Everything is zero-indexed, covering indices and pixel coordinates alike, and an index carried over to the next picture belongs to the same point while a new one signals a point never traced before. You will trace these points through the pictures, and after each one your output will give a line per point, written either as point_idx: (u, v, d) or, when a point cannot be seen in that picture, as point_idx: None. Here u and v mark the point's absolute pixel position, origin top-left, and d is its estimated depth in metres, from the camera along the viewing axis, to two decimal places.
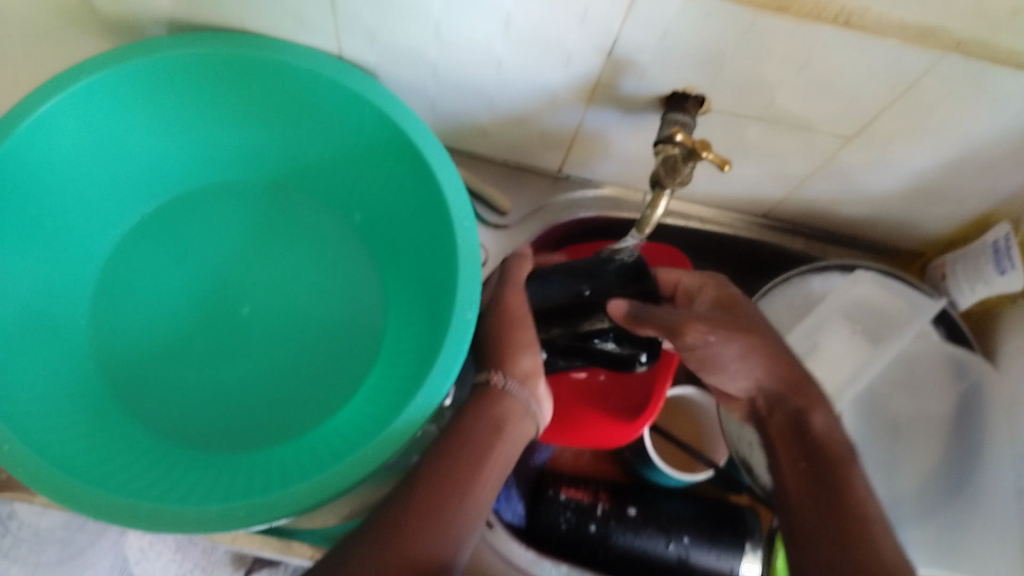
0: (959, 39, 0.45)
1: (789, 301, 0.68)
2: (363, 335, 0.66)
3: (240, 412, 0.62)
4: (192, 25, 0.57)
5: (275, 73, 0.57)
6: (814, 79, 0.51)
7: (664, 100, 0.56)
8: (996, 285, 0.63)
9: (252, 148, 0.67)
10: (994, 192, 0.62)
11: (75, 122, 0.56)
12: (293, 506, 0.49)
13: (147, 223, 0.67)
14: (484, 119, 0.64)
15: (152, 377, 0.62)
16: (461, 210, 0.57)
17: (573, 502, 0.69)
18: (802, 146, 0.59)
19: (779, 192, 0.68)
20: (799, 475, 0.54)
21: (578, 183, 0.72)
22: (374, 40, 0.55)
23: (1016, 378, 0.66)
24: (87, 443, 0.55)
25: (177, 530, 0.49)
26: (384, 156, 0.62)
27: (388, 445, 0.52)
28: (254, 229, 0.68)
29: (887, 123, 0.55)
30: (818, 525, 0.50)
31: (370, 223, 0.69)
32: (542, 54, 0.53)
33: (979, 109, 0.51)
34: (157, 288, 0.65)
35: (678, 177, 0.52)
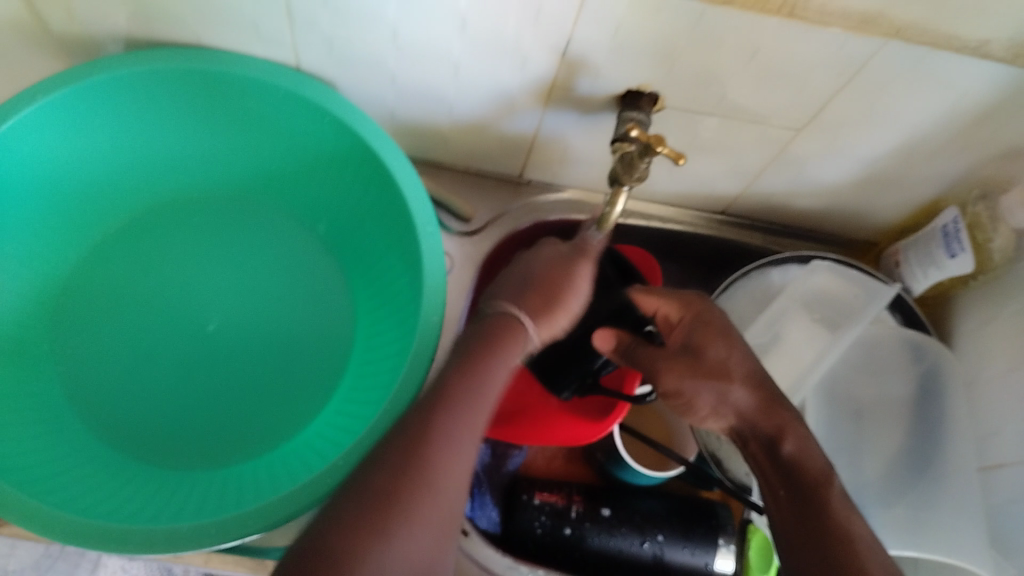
0: (898, 25, 0.47)
1: (749, 294, 0.70)
2: (332, 346, 0.66)
3: (209, 430, 0.62)
4: (148, 43, 0.57)
5: (232, 87, 0.58)
6: (763, 72, 0.52)
7: (618, 99, 0.57)
8: (947, 267, 0.65)
9: (213, 163, 0.67)
10: (941, 177, 0.64)
11: (32, 143, 0.56)
12: (264, 521, 0.49)
13: (106, 244, 0.66)
14: (443, 126, 0.65)
15: (119, 398, 0.62)
16: (424, 215, 0.58)
17: (547, 505, 0.69)
18: (754, 139, 0.61)
19: (734, 187, 0.69)
20: (784, 494, 0.52)
21: (539, 187, 0.73)
22: (332, 50, 0.56)
23: (972, 357, 0.68)
24: (55, 469, 0.55)
25: (147, 551, 0.48)
26: (345, 165, 0.63)
27: (359, 457, 0.52)
28: (218, 244, 0.68)
29: (834, 113, 0.56)
30: (815, 543, 0.48)
31: (333, 235, 0.69)
32: (498, 57, 0.54)
33: (921, 94, 0.53)
34: (121, 307, 0.65)
35: (636, 172, 0.53)
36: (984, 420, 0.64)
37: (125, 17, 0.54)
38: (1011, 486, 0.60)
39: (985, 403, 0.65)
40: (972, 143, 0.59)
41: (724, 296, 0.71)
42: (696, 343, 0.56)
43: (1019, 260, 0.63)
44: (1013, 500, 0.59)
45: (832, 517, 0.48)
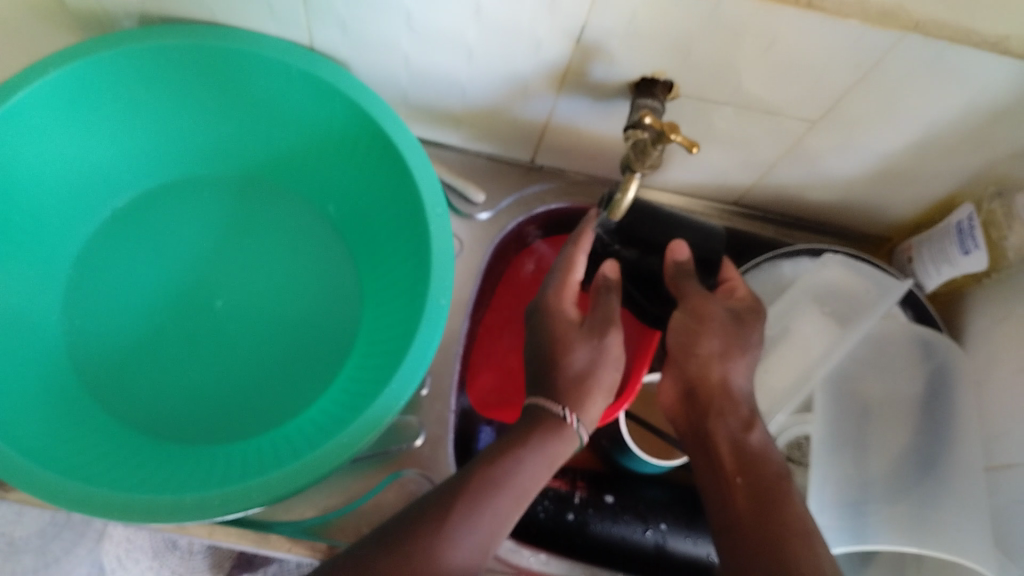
0: (917, 19, 0.46)
1: (761, 285, 0.70)
2: (340, 325, 0.66)
3: (213, 405, 0.62)
4: (163, 18, 0.57)
5: (245, 65, 0.58)
6: (777, 63, 0.52)
7: (633, 86, 0.56)
8: (961, 265, 0.64)
9: (226, 142, 0.67)
10: (957, 173, 0.63)
11: (46, 115, 0.56)
12: (267, 494, 0.49)
13: (117, 220, 0.67)
14: (456, 109, 0.64)
15: (126, 371, 0.62)
16: (434, 197, 0.58)
17: (552, 490, 0.70)
18: (768, 130, 0.60)
19: (747, 178, 0.69)
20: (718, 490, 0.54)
21: (550, 172, 0.73)
22: (345, 30, 0.55)
23: (983, 356, 0.67)
24: (61, 437, 0.55)
25: (148, 520, 0.49)
26: (356, 146, 0.63)
27: (362, 434, 0.52)
28: (229, 221, 0.68)
29: (849, 106, 0.56)
30: (748, 536, 0.51)
31: (344, 216, 0.69)
32: (511, 41, 0.54)
33: (938, 89, 0.52)
34: (131, 282, 0.65)
35: (647, 160, 0.53)
36: (992, 419, 0.64)
37: None
38: (1017, 486, 0.59)
39: (994, 401, 0.64)
40: (988, 140, 0.58)
41: None
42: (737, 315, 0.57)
43: None
44: (1018, 500, 0.59)
45: (776, 510, 0.51)
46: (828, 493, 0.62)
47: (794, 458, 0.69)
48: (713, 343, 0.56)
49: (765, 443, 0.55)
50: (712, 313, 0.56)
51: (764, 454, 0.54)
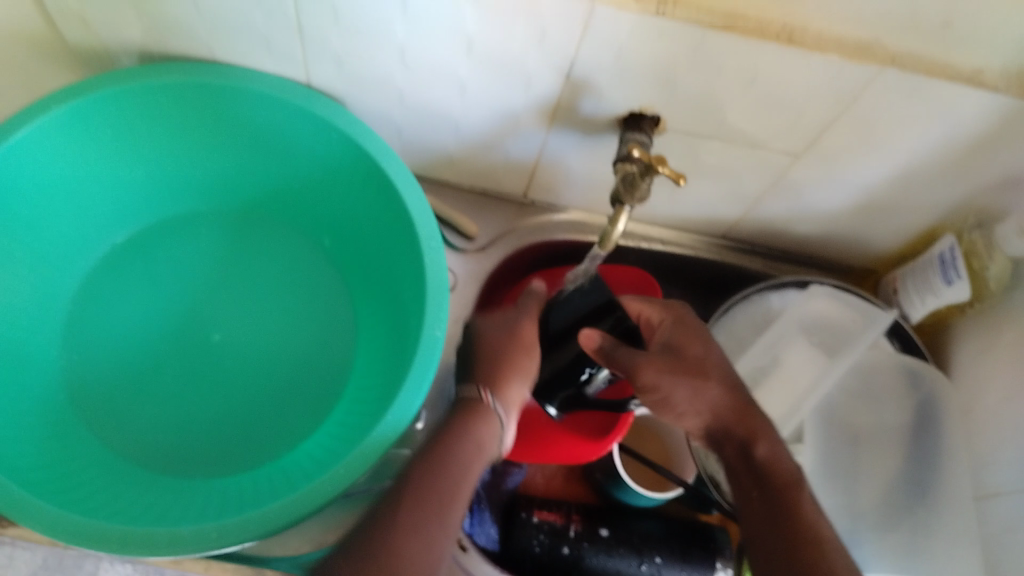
0: (894, 52, 0.49)
1: (749, 317, 0.71)
2: (334, 358, 0.67)
3: (208, 438, 0.62)
4: (164, 57, 0.59)
5: (244, 102, 0.59)
6: (761, 97, 0.53)
7: (621, 121, 0.58)
8: (946, 295, 0.65)
9: (223, 178, 0.68)
10: (938, 205, 0.65)
11: (48, 152, 0.58)
12: (261, 528, 0.50)
13: (116, 258, 0.68)
14: (449, 145, 0.66)
15: (123, 405, 0.63)
16: (428, 229, 0.59)
17: (546, 524, 0.70)
18: (753, 164, 0.62)
19: (735, 212, 0.70)
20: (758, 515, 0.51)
21: (541, 208, 0.74)
22: (342, 67, 0.57)
23: (969, 386, 0.68)
24: (58, 471, 0.56)
25: (144, 553, 0.49)
26: (351, 180, 0.64)
27: (359, 463, 0.52)
28: (225, 256, 0.69)
29: (832, 140, 0.57)
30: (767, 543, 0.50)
31: (339, 251, 0.70)
32: (503, 77, 0.55)
33: (917, 122, 0.54)
34: (129, 316, 0.66)
35: (636, 194, 0.54)
36: (980, 448, 0.64)
37: (141, 30, 0.55)
38: (1007, 513, 0.60)
39: (981, 430, 0.65)
40: (966, 173, 0.60)
41: (724, 319, 0.71)
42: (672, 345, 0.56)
43: (1015, 288, 0.64)
44: (1007, 529, 0.60)
45: (799, 520, 0.50)
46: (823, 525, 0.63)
47: None
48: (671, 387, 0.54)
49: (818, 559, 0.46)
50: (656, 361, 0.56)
51: (771, 468, 0.52)
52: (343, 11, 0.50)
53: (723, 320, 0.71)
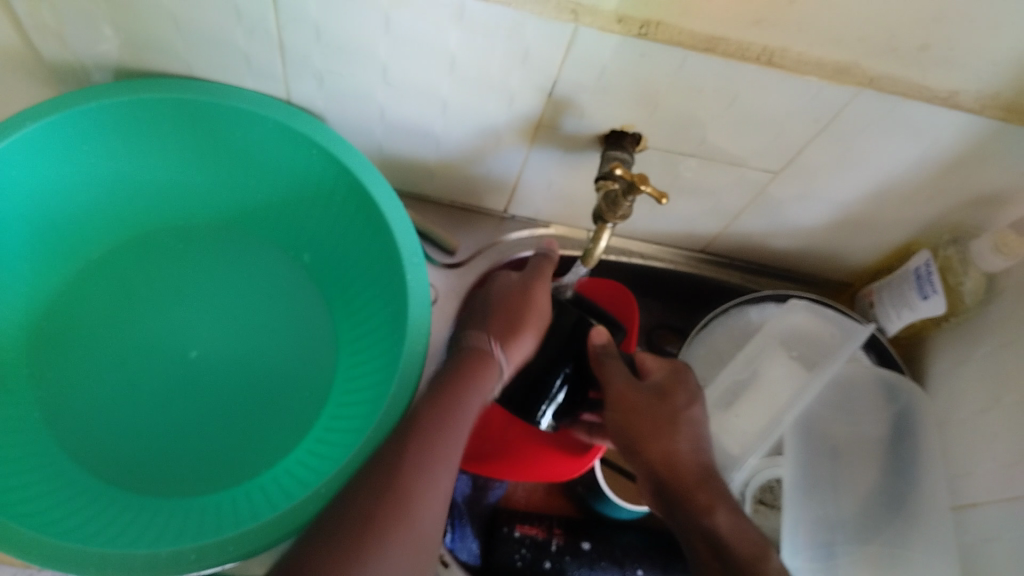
0: (872, 75, 0.49)
1: (728, 330, 0.72)
2: (314, 377, 0.67)
3: (187, 456, 0.62)
4: (140, 72, 0.58)
5: (223, 117, 0.59)
6: (740, 117, 0.54)
7: (602, 138, 0.58)
8: (920, 309, 0.66)
9: (199, 193, 0.68)
10: (914, 221, 0.66)
11: (23, 168, 0.57)
12: (241, 548, 0.49)
13: (90, 271, 0.67)
14: (430, 160, 0.66)
15: (98, 424, 0.62)
16: (410, 247, 0.59)
17: (528, 538, 0.70)
18: (732, 181, 0.63)
19: (713, 227, 0.71)
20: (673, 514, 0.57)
21: (521, 223, 0.74)
22: (323, 84, 0.57)
23: (946, 399, 0.69)
24: (35, 491, 0.55)
25: (123, 574, 0.48)
26: (333, 197, 0.64)
27: (341, 481, 0.52)
28: (202, 271, 0.69)
29: (809, 158, 0.58)
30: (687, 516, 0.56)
31: (319, 265, 0.70)
32: (486, 96, 0.55)
33: (894, 143, 0.55)
34: (105, 332, 0.65)
35: (619, 210, 0.55)
36: (956, 460, 0.65)
37: (118, 45, 0.55)
38: (983, 525, 0.61)
39: (957, 443, 0.66)
40: (940, 192, 0.61)
41: (703, 333, 0.73)
42: (662, 390, 0.61)
43: (989, 304, 0.65)
44: (984, 539, 0.60)
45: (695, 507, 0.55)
46: (802, 536, 0.63)
47: (765, 501, 0.70)
48: (649, 435, 0.59)
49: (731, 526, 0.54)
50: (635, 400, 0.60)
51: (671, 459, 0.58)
52: (326, 29, 0.50)
53: (704, 333, 0.73)
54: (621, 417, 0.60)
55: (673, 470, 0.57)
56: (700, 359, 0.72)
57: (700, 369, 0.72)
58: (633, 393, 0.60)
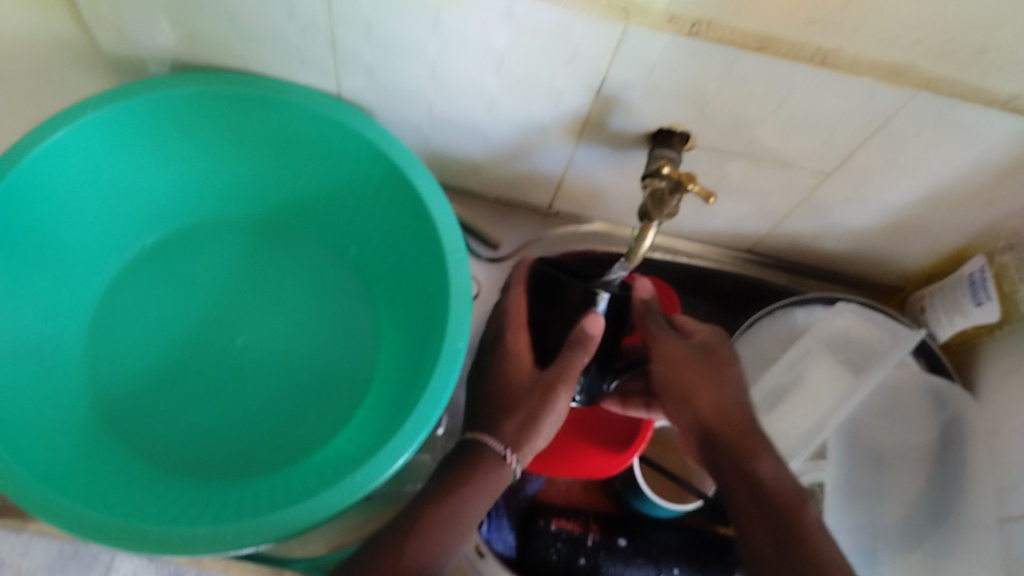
0: (930, 77, 0.48)
1: (774, 333, 0.71)
2: (356, 368, 0.67)
3: (230, 441, 0.63)
4: (196, 65, 0.59)
5: (272, 110, 0.59)
6: (792, 117, 0.53)
7: (650, 136, 0.58)
8: (973, 315, 0.65)
9: (250, 184, 0.69)
10: (970, 226, 0.64)
11: (79, 153, 0.58)
12: (276, 531, 0.50)
13: (143, 260, 0.68)
14: (476, 156, 0.66)
15: (143, 405, 0.63)
16: (453, 243, 0.59)
17: (564, 532, 0.70)
18: (782, 181, 0.62)
19: (761, 227, 0.70)
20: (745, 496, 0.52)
21: (568, 218, 0.73)
22: (372, 79, 0.57)
23: (995, 408, 0.68)
24: (80, 468, 0.56)
25: (163, 552, 0.49)
26: (380, 191, 0.64)
27: (376, 473, 0.52)
28: (247, 261, 0.70)
29: (862, 160, 0.57)
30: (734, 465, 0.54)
31: (363, 259, 0.71)
32: (534, 92, 0.55)
33: (951, 145, 0.54)
34: (153, 319, 0.66)
35: (666, 209, 0.53)
36: (1004, 471, 0.64)
37: (174, 39, 0.55)
38: None
39: (1006, 453, 0.64)
40: (997, 198, 0.59)
41: (748, 333, 0.72)
42: (705, 346, 0.59)
43: None
44: None
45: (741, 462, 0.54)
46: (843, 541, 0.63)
47: (806, 504, 0.69)
48: (693, 372, 0.57)
49: (777, 469, 0.53)
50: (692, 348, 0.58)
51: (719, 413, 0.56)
52: (377, 26, 0.50)
53: (748, 335, 0.71)
54: (668, 368, 0.58)
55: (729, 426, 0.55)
56: (744, 359, 0.71)
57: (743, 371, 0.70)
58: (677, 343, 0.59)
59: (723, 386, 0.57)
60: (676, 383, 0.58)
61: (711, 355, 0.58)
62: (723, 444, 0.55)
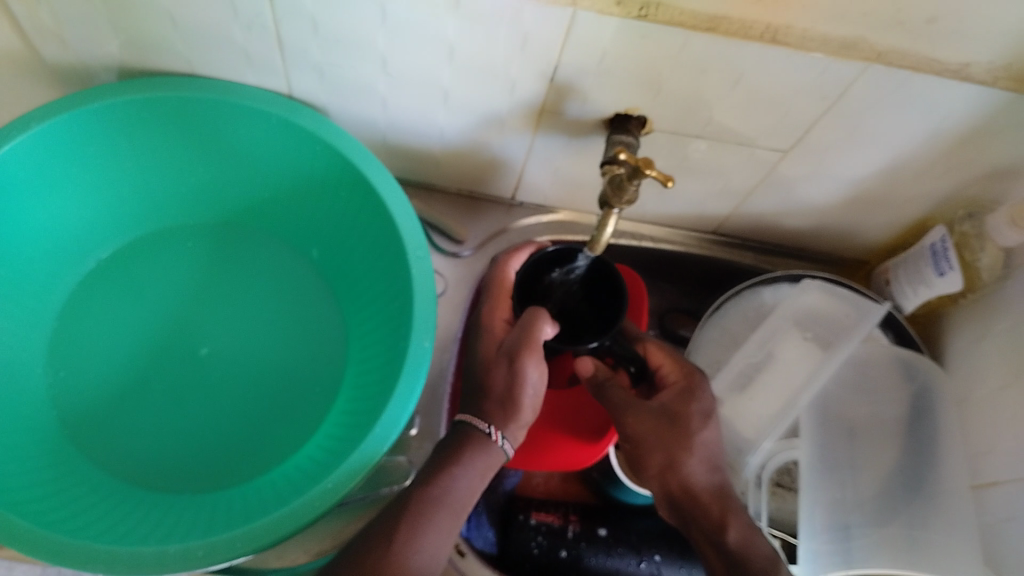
0: (880, 49, 0.48)
1: (741, 313, 0.71)
2: (324, 370, 0.66)
3: (199, 451, 0.62)
4: (142, 72, 0.58)
5: (223, 114, 0.58)
6: (746, 96, 0.53)
7: (607, 122, 0.57)
8: (937, 286, 0.65)
9: (207, 190, 0.68)
10: (929, 197, 0.64)
11: (26, 170, 0.57)
12: (249, 543, 0.49)
13: (100, 274, 0.67)
14: (435, 150, 0.65)
15: (109, 422, 0.62)
16: (415, 240, 0.59)
17: (544, 526, 0.70)
18: (742, 161, 0.61)
19: (724, 208, 0.70)
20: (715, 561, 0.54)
21: (531, 209, 0.73)
22: (323, 77, 0.56)
23: (963, 376, 0.68)
24: (45, 489, 0.55)
25: (133, 573, 0.48)
26: (339, 191, 0.63)
27: (348, 478, 0.52)
28: (208, 268, 0.69)
29: (820, 135, 0.57)
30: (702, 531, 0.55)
31: (326, 260, 0.70)
32: (488, 83, 0.55)
33: (906, 116, 0.54)
34: (115, 333, 0.65)
35: (625, 196, 0.53)
36: (975, 438, 0.64)
37: (118, 46, 0.54)
38: (1003, 504, 0.60)
39: (976, 420, 0.65)
40: (954, 168, 0.60)
41: (717, 316, 0.72)
42: (668, 410, 0.57)
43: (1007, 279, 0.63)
44: (1005, 519, 0.59)
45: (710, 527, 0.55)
46: (818, 519, 0.61)
47: (784, 484, 0.69)
48: (659, 456, 0.56)
49: (744, 540, 0.53)
50: (654, 418, 0.57)
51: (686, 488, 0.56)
52: (323, 22, 0.50)
53: (717, 315, 0.72)
54: (635, 446, 0.58)
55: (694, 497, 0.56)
56: (714, 342, 0.71)
57: (714, 353, 0.70)
58: (639, 417, 0.57)
59: (690, 474, 0.56)
60: (647, 454, 0.57)
61: (676, 422, 0.57)
62: (692, 513, 0.56)
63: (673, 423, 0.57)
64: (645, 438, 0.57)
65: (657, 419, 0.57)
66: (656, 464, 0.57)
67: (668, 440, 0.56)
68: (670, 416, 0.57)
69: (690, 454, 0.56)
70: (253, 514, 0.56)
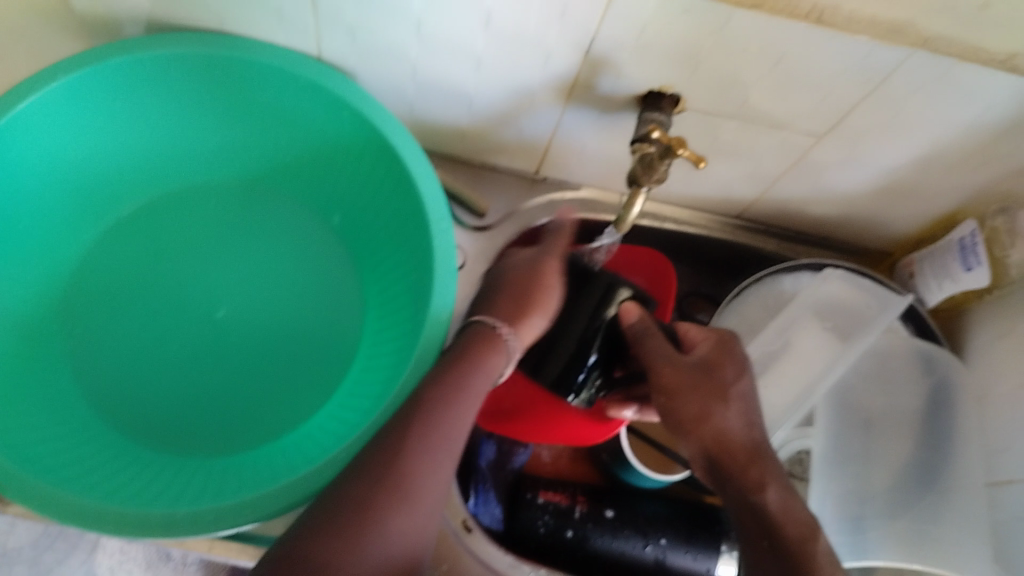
0: (926, 35, 0.47)
1: (761, 300, 0.70)
2: (340, 338, 0.66)
3: (211, 414, 0.62)
4: (168, 26, 0.57)
5: (248, 73, 0.57)
6: (781, 78, 0.52)
7: (640, 99, 0.56)
8: (962, 281, 0.64)
9: (228, 150, 0.67)
10: (960, 189, 0.63)
11: (47, 122, 0.56)
12: (261, 512, 0.48)
13: (116, 229, 0.66)
14: (461, 121, 0.64)
15: (120, 379, 0.62)
16: (439, 210, 0.58)
17: (551, 505, 0.69)
18: (773, 143, 0.60)
19: (750, 192, 0.69)
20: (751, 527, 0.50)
21: (553, 185, 0.72)
22: (354, 38, 0.55)
23: (982, 373, 0.68)
24: (55, 444, 0.55)
25: (142, 534, 0.48)
26: (362, 158, 0.63)
27: (363, 449, 0.51)
28: (226, 229, 0.68)
29: (856, 120, 0.56)
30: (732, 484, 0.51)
31: (346, 227, 0.69)
32: (521, 53, 0.54)
33: (946, 106, 0.53)
34: (130, 290, 0.65)
35: (655, 174, 0.53)
36: (993, 435, 0.63)
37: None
38: (1017, 503, 0.59)
39: (994, 418, 0.64)
40: (988, 161, 0.59)
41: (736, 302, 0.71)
42: (705, 363, 0.55)
43: None
44: (1018, 517, 0.59)
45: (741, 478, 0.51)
46: (829, 510, 0.62)
47: (795, 475, 0.68)
48: (692, 406, 0.53)
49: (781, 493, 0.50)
50: (687, 367, 0.55)
51: (717, 438, 0.52)
52: None
53: (738, 301, 0.71)
54: (664, 396, 0.55)
55: (726, 448, 0.52)
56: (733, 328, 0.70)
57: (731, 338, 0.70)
58: (673, 367, 0.55)
59: (723, 423, 0.52)
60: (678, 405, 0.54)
61: (712, 369, 0.55)
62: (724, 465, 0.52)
63: (709, 372, 0.54)
64: (678, 387, 0.54)
65: (693, 370, 0.55)
66: (687, 415, 0.53)
67: (702, 391, 0.53)
68: (706, 367, 0.55)
69: (724, 403, 0.53)
70: (264, 482, 0.56)
